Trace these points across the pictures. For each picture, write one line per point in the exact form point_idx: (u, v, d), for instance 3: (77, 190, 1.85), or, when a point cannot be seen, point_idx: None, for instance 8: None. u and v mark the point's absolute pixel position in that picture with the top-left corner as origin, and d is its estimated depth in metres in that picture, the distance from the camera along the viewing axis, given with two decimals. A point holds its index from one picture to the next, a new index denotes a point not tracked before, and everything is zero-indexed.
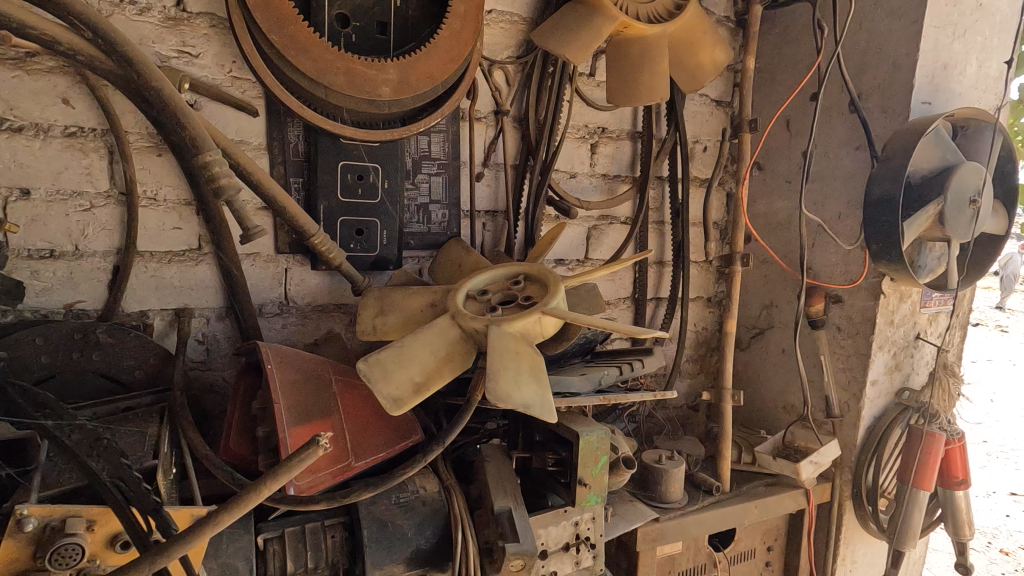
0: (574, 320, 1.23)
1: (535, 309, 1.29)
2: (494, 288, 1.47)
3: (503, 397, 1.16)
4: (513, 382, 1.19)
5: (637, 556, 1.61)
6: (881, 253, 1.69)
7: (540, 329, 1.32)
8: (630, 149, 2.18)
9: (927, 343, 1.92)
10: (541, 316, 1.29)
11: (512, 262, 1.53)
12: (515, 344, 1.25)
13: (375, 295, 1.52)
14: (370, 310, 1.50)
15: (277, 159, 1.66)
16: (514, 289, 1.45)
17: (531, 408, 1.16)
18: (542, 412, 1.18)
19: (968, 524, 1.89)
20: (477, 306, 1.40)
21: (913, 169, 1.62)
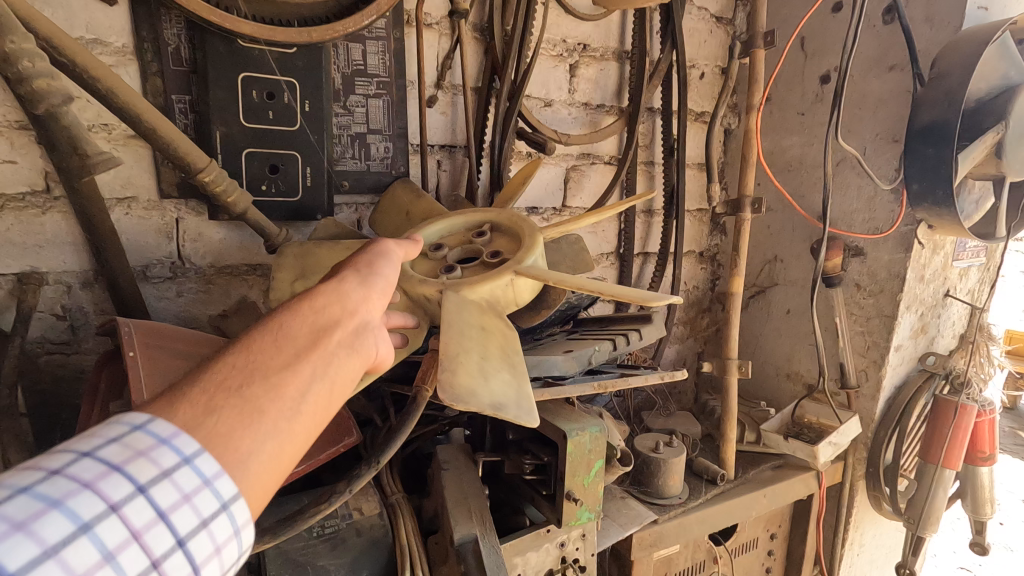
0: (560, 284, 0.87)
1: (507, 270, 0.94)
2: (450, 242, 1.10)
3: (466, 395, 0.79)
4: (478, 375, 0.82)
5: (632, 566, 1.33)
6: (922, 194, 1.40)
7: (512, 298, 0.97)
8: (616, 73, 1.80)
9: (955, 301, 1.66)
10: (515, 279, 0.94)
11: (474, 207, 1.15)
12: (479, 318, 0.90)
13: (294, 250, 1.09)
14: (288, 271, 1.07)
15: (151, 67, 1.21)
16: (477, 243, 1.08)
17: (503, 411, 0.80)
18: (519, 416, 0.81)
19: (989, 502, 1.69)
20: (427, 266, 1.02)
21: (972, 89, 1.30)
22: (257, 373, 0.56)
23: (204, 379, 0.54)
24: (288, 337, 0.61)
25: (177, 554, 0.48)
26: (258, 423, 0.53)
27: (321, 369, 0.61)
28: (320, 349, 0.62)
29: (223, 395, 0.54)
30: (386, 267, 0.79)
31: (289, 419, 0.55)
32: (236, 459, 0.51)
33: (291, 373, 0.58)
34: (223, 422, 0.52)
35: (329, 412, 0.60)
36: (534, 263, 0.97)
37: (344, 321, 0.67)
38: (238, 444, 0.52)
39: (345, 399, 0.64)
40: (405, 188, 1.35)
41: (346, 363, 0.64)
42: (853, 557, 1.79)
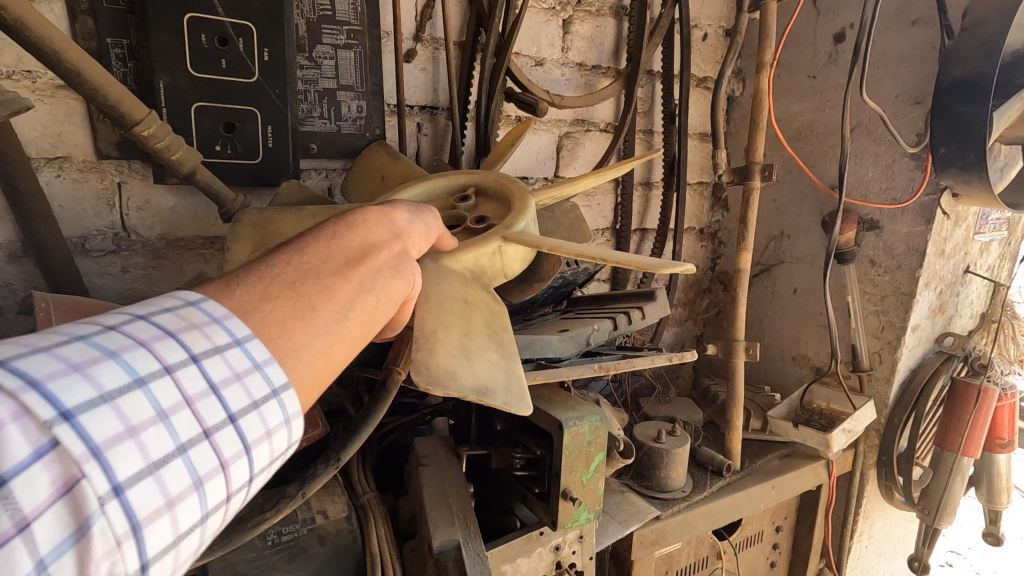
0: (557, 251, 0.73)
1: (494, 237, 0.80)
2: (431, 207, 0.95)
3: (445, 378, 0.65)
4: (461, 355, 0.68)
5: (632, 566, 1.22)
6: (950, 158, 1.28)
7: (501, 269, 0.82)
8: (613, 31, 1.65)
9: (975, 278, 1.55)
10: (503, 246, 0.80)
11: (457, 169, 1.00)
12: (462, 289, 0.76)
13: (254, 215, 0.88)
14: (246, 242, 0.87)
15: (80, 5, 1.05)
16: (461, 208, 0.93)
17: (489, 397, 0.66)
18: (508, 404, 0.67)
19: (1005, 491, 1.60)
20: None
21: (1012, 40, 1.17)
22: (310, 272, 0.55)
23: (260, 270, 0.54)
24: (339, 246, 0.59)
25: (227, 428, 0.46)
26: (309, 320, 0.52)
27: (367, 283, 0.58)
28: (369, 263, 0.60)
29: (277, 286, 0.53)
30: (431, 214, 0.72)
31: (337, 324, 0.53)
32: (283, 353, 0.50)
33: (341, 280, 0.56)
34: (273, 314, 0.51)
35: (371, 329, 0.58)
36: (526, 228, 0.83)
37: (392, 241, 0.64)
38: (282, 340, 0.50)
39: (387, 321, 0.60)
40: (381, 149, 1.19)
41: (392, 284, 0.61)
42: (861, 549, 1.70)
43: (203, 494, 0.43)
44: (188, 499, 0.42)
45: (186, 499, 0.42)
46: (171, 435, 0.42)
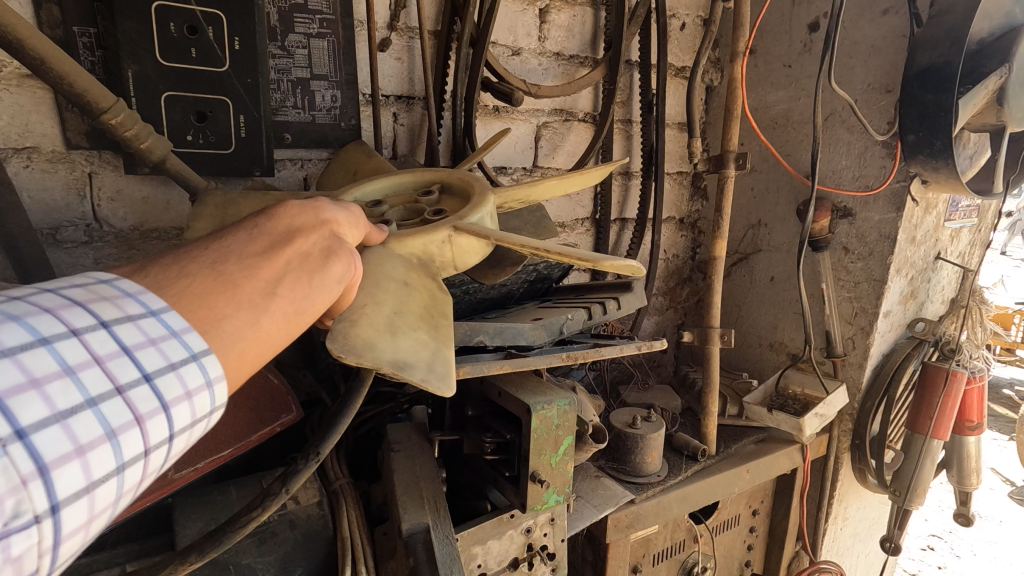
0: (504, 242, 0.72)
1: (444, 226, 0.78)
2: (392, 202, 0.94)
3: (362, 347, 0.61)
4: (385, 331, 0.65)
5: (608, 549, 1.24)
6: (917, 145, 1.30)
7: (451, 261, 0.80)
8: (591, 20, 1.65)
9: (946, 265, 1.58)
10: (454, 236, 0.78)
11: (422, 167, 1.01)
12: (405, 271, 0.73)
13: (218, 196, 0.89)
14: (208, 219, 0.87)
15: None
16: (422, 203, 0.92)
17: (407, 371, 0.62)
18: (426, 380, 0.63)
19: (976, 472, 1.63)
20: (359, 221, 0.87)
21: (975, 30, 1.20)
22: (230, 253, 0.54)
23: (183, 254, 0.54)
24: (269, 229, 0.59)
25: (142, 387, 0.46)
26: (229, 296, 0.51)
27: (295, 263, 0.57)
28: (300, 243, 0.59)
29: (198, 266, 0.52)
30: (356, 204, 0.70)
31: (262, 303, 0.53)
32: (203, 327, 0.49)
33: (267, 259, 0.55)
34: (192, 291, 0.50)
35: (306, 308, 0.56)
36: (480, 221, 0.81)
37: (322, 225, 0.62)
38: (201, 315, 0.50)
39: (328, 302, 0.58)
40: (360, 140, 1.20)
41: (329, 262, 0.59)
42: (837, 531, 1.73)
43: (117, 447, 0.43)
44: (100, 450, 0.42)
45: (98, 448, 0.42)
46: (79, 389, 0.42)
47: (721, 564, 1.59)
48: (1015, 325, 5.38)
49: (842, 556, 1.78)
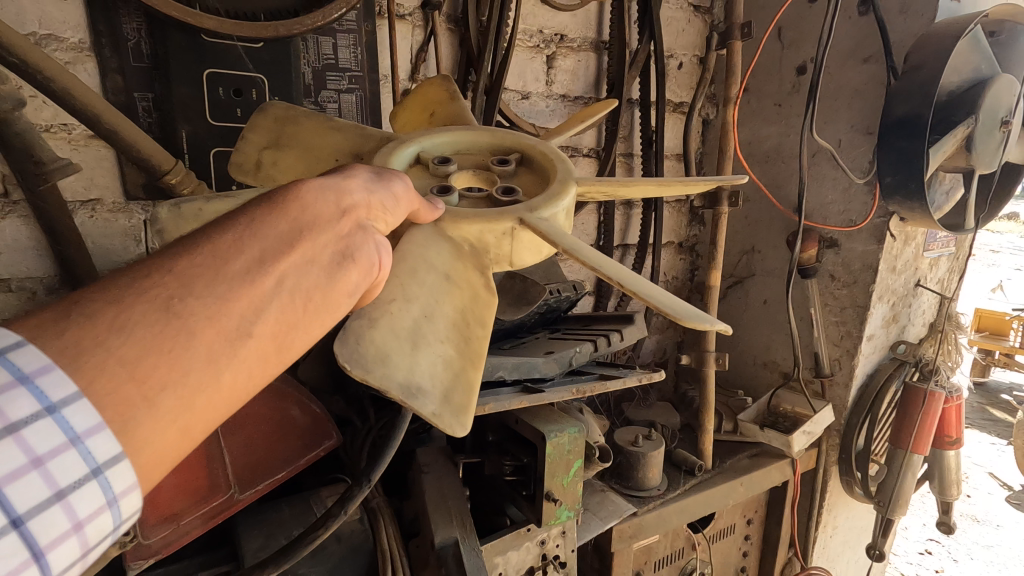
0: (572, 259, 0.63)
1: (509, 216, 0.70)
2: (461, 160, 0.84)
3: (378, 360, 0.59)
4: (407, 342, 0.63)
5: (612, 557, 1.36)
6: (894, 187, 1.41)
7: (507, 256, 0.73)
8: (595, 64, 1.78)
9: (926, 291, 1.70)
10: (517, 230, 0.71)
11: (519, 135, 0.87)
12: (450, 262, 0.69)
13: (279, 111, 0.89)
14: (263, 133, 0.88)
15: (110, 64, 1.16)
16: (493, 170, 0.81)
17: (417, 401, 0.60)
18: (436, 415, 0.61)
19: (955, 484, 1.75)
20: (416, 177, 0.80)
21: (945, 83, 1.31)
22: (197, 284, 0.48)
23: (137, 278, 0.47)
24: (247, 241, 0.52)
25: (11, 533, 0.38)
26: (181, 352, 0.45)
27: (281, 291, 0.52)
28: (294, 254, 0.54)
29: (147, 304, 0.45)
30: (399, 182, 0.64)
31: (235, 347, 0.48)
32: (140, 403, 0.43)
33: (244, 286, 0.50)
34: (129, 347, 0.43)
35: (295, 337, 0.53)
36: (554, 216, 0.72)
37: (341, 219, 0.58)
38: (148, 380, 0.43)
39: (314, 330, 0.55)
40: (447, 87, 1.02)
41: (333, 278, 0.56)
42: (827, 538, 1.85)
43: None
44: None
45: None
46: None
47: (717, 569, 1.71)
48: (1012, 332, 5.48)
49: (833, 561, 1.90)
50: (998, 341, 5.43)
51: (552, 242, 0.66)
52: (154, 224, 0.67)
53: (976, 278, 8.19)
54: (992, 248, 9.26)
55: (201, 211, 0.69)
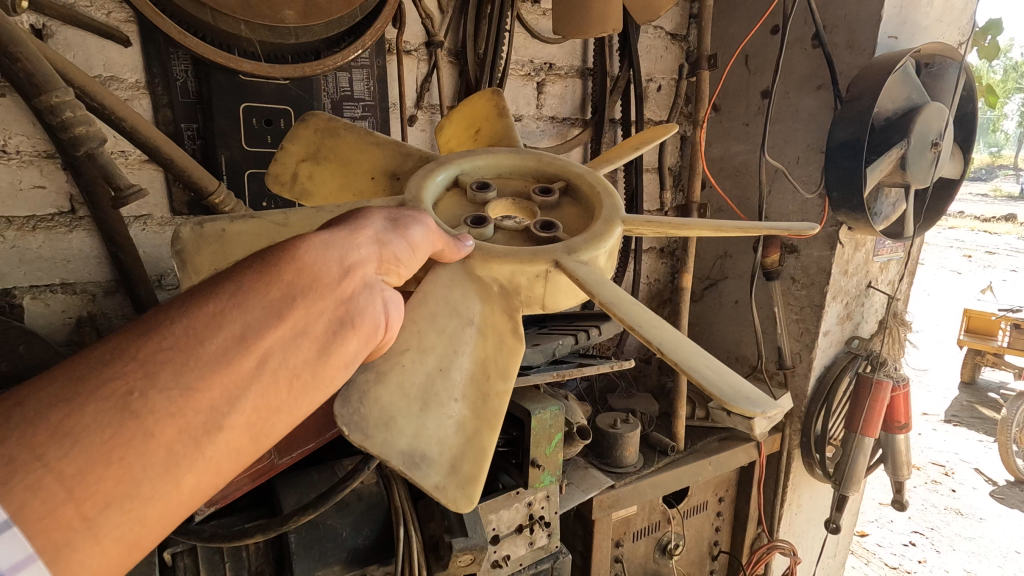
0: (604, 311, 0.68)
1: (545, 259, 0.76)
2: (502, 188, 0.92)
3: (381, 426, 0.65)
4: (416, 403, 0.68)
5: (593, 524, 1.56)
6: (842, 201, 1.61)
7: (540, 299, 0.78)
8: (580, 89, 1.98)
9: (877, 292, 1.91)
10: (551, 272, 0.76)
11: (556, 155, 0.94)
12: (477, 310, 0.75)
13: (320, 122, 0.98)
14: (302, 145, 0.97)
15: (161, 99, 1.36)
16: (532, 201, 0.88)
17: (417, 467, 0.65)
18: (439, 486, 0.65)
19: (906, 464, 1.94)
20: (455, 203, 0.88)
21: (879, 110, 1.53)
22: (170, 376, 0.54)
23: (112, 366, 0.54)
24: (234, 321, 0.59)
25: None
26: (133, 460, 0.51)
27: (256, 374, 0.59)
28: (280, 331, 0.61)
29: (104, 407, 0.51)
30: (417, 228, 0.72)
31: (200, 444, 0.54)
32: (77, 525, 0.48)
33: (222, 372, 0.57)
34: (75, 461, 0.48)
35: (274, 419, 0.61)
36: (592, 260, 0.78)
37: (341, 281, 0.66)
38: (92, 497, 0.48)
39: (290, 405, 0.62)
40: (491, 97, 1.07)
41: (325, 351, 0.64)
42: (792, 515, 2.05)
43: None
44: None
45: None
46: None
47: (691, 542, 1.90)
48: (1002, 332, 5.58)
49: (798, 537, 2.09)
50: (986, 340, 5.59)
51: (587, 290, 0.72)
52: (176, 245, 0.71)
53: (968, 279, 8.38)
54: (986, 250, 9.44)
55: (224, 231, 0.72)
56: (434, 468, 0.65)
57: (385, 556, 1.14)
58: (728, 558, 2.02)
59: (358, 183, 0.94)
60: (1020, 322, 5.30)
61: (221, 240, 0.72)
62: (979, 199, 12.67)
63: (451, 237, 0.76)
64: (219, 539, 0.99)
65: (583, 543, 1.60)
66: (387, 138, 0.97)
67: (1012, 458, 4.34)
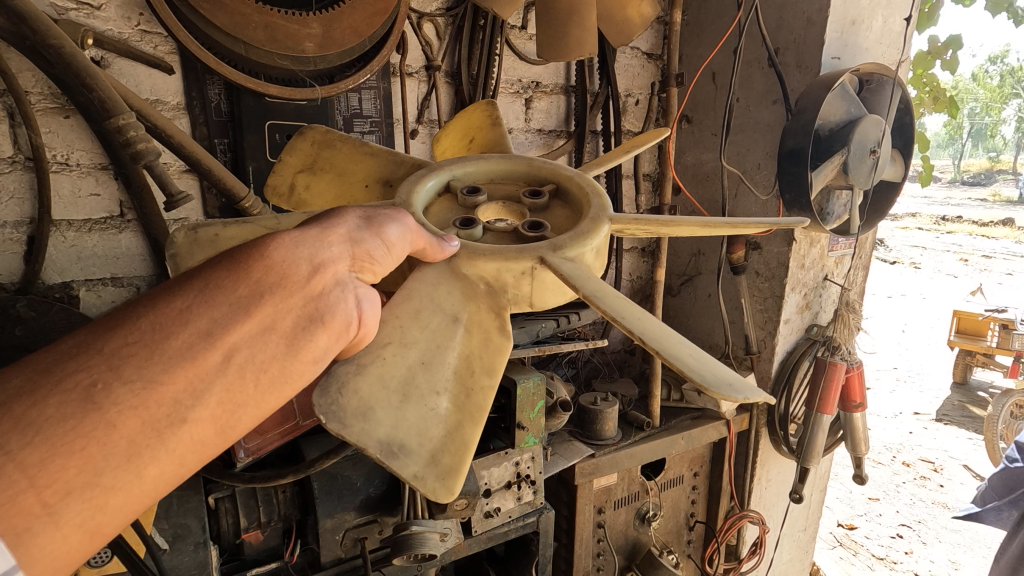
0: (586, 303, 0.76)
1: (530, 256, 0.84)
2: (500, 191, 1.04)
3: (358, 416, 0.69)
4: (396, 396, 0.73)
5: (577, 489, 1.76)
6: (793, 202, 1.82)
7: (527, 297, 0.86)
8: (565, 104, 2.20)
9: (833, 284, 2.16)
10: (536, 268, 0.85)
11: (545, 159, 1.05)
12: (459, 305, 0.83)
13: (317, 135, 1.16)
14: (299, 158, 1.15)
15: (198, 119, 1.59)
16: (524, 200, 1.00)
17: (395, 460, 0.68)
18: (418, 477, 0.69)
19: (864, 441, 2.10)
20: (450, 206, 1.00)
21: (822, 121, 1.76)
22: (135, 372, 0.59)
23: (74, 363, 0.57)
24: (200, 318, 0.64)
25: None
26: (96, 450, 0.55)
27: (220, 370, 0.64)
28: (246, 327, 0.66)
29: (68, 399, 0.55)
30: (392, 227, 0.79)
31: (162, 436, 0.59)
32: (38, 512, 0.52)
33: (186, 366, 0.62)
34: (35, 452, 0.52)
35: (239, 412, 0.66)
36: (578, 255, 0.87)
37: (306, 284, 0.71)
38: (52, 486, 0.53)
39: (248, 401, 0.66)
40: (485, 110, 1.28)
41: (289, 347, 0.69)
42: (762, 489, 2.29)
43: None
44: None
45: None
46: None
47: (669, 513, 2.10)
48: (991, 330, 5.68)
49: (769, 509, 2.35)
50: (976, 341, 5.74)
51: (572, 286, 0.79)
52: (171, 248, 0.83)
53: (963, 283, 8.54)
54: (982, 255, 9.61)
55: (217, 236, 0.84)
56: (412, 458, 0.69)
57: (392, 504, 1.33)
58: (704, 528, 2.21)
59: (354, 190, 1.11)
60: (1007, 323, 5.49)
61: (214, 244, 0.84)
62: (975, 205, 12.83)
63: (436, 238, 0.85)
64: (258, 480, 1.19)
65: (568, 508, 1.81)
66: (379, 147, 1.13)
67: (999, 454, 4.50)
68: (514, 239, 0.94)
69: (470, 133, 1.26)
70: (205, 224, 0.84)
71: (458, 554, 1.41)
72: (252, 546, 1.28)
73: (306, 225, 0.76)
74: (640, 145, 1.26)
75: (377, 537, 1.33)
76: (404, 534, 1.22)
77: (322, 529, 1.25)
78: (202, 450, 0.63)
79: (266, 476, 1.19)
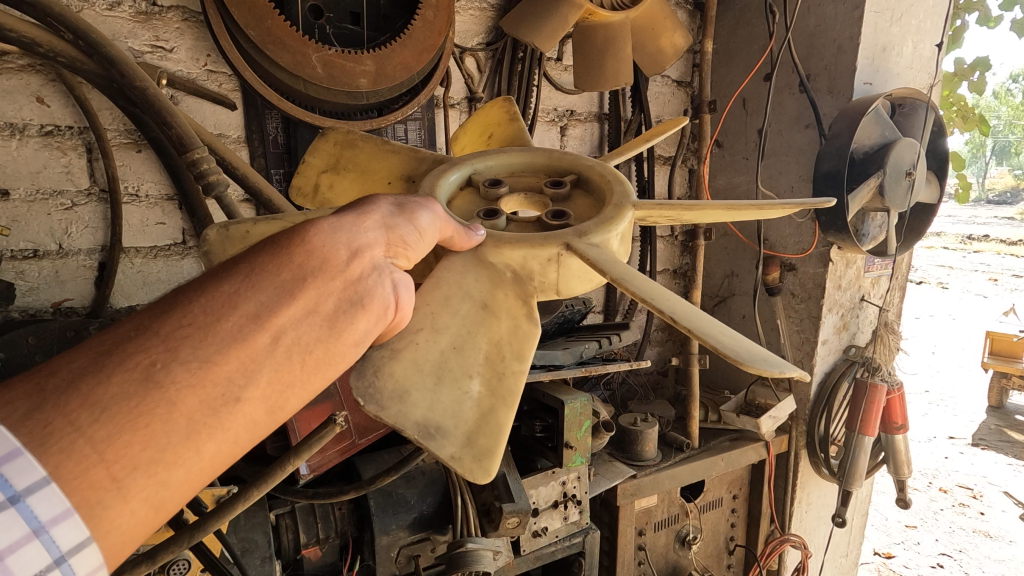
0: (615, 288, 0.74)
1: (556, 243, 0.83)
2: (521, 182, 1.01)
3: (394, 398, 0.68)
4: (430, 378, 0.71)
5: (619, 510, 1.77)
6: (829, 224, 1.86)
7: (554, 285, 0.84)
8: (597, 131, 2.27)
9: (869, 304, 2.17)
10: (563, 254, 0.83)
11: (565, 149, 1.02)
12: (486, 293, 0.81)
13: (338, 136, 1.13)
14: (322, 158, 1.12)
15: (257, 151, 1.68)
16: (547, 190, 0.97)
17: (433, 442, 0.67)
18: (455, 458, 0.67)
19: (907, 464, 2.08)
20: (472, 197, 0.97)
21: (857, 144, 1.79)
22: (186, 353, 0.56)
23: (129, 345, 0.55)
24: (247, 301, 0.62)
25: None
26: (156, 428, 0.53)
27: (269, 355, 0.62)
28: (293, 310, 0.64)
29: (129, 379, 0.53)
30: (423, 215, 0.77)
31: (218, 415, 0.57)
32: (108, 486, 0.51)
33: (236, 348, 0.59)
34: (103, 427, 0.51)
35: (288, 393, 0.63)
36: (603, 242, 0.84)
37: (348, 270, 0.69)
38: (120, 461, 0.51)
39: (296, 383, 0.64)
40: (503, 105, 1.27)
41: (333, 331, 0.66)
42: (802, 513, 2.28)
43: None
44: None
45: None
46: None
47: (709, 536, 2.09)
48: None
49: (809, 534, 2.34)
50: (1010, 363, 5.59)
51: (598, 269, 0.77)
52: (204, 245, 0.79)
53: (995, 302, 8.35)
54: (1012, 273, 9.38)
55: (247, 232, 0.80)
56: (448, 439, 0.68)
57: (443, 522, 1.36)
58: (744, 552, 2.19)
59: (377, 189, 1.08)
60: None
61: (245, 241, 0.80)
62: (1004, 223, 12.57)
63: (464, 227, 0.83)
64: (319, 497, 1.22)
65: (609, 529, 1.81)
66: (402, 144, 1.10)
67: None
68: (538, 228, 0.92)
69: (489, 130, 1.24)
70: (236, 220, 0.80)
71: (507, 572, 1.45)
72: (311, 562, 1.32)
73: (340, 212, 0.74)
74: (659, 135, 1.25)
75: (431, 554, 1.35)
76: (460, 550, 1.24)
77: (378, 546, 1.28)
78: (251, 435, 0.61)
79: (330, 492, 1.20)
